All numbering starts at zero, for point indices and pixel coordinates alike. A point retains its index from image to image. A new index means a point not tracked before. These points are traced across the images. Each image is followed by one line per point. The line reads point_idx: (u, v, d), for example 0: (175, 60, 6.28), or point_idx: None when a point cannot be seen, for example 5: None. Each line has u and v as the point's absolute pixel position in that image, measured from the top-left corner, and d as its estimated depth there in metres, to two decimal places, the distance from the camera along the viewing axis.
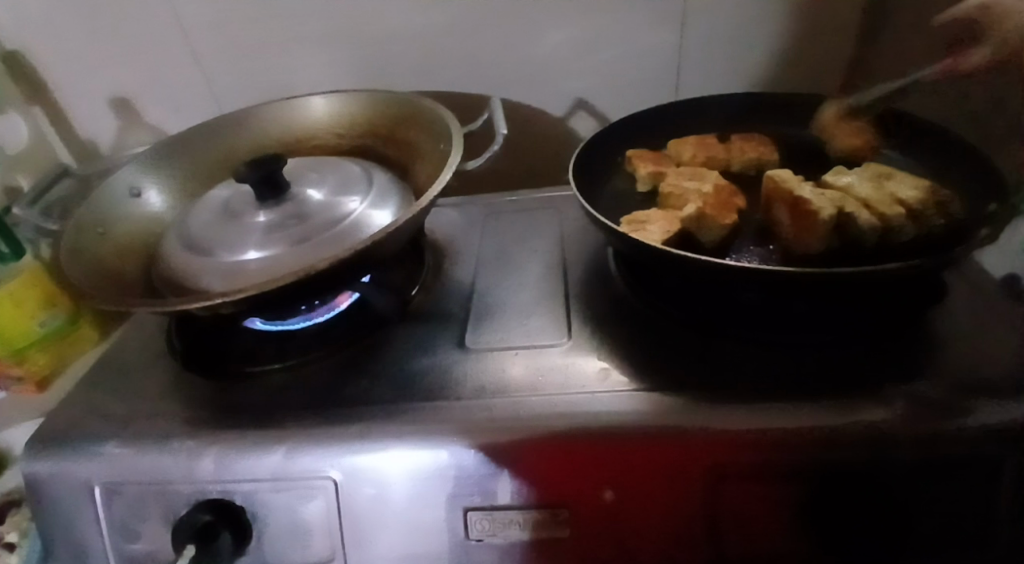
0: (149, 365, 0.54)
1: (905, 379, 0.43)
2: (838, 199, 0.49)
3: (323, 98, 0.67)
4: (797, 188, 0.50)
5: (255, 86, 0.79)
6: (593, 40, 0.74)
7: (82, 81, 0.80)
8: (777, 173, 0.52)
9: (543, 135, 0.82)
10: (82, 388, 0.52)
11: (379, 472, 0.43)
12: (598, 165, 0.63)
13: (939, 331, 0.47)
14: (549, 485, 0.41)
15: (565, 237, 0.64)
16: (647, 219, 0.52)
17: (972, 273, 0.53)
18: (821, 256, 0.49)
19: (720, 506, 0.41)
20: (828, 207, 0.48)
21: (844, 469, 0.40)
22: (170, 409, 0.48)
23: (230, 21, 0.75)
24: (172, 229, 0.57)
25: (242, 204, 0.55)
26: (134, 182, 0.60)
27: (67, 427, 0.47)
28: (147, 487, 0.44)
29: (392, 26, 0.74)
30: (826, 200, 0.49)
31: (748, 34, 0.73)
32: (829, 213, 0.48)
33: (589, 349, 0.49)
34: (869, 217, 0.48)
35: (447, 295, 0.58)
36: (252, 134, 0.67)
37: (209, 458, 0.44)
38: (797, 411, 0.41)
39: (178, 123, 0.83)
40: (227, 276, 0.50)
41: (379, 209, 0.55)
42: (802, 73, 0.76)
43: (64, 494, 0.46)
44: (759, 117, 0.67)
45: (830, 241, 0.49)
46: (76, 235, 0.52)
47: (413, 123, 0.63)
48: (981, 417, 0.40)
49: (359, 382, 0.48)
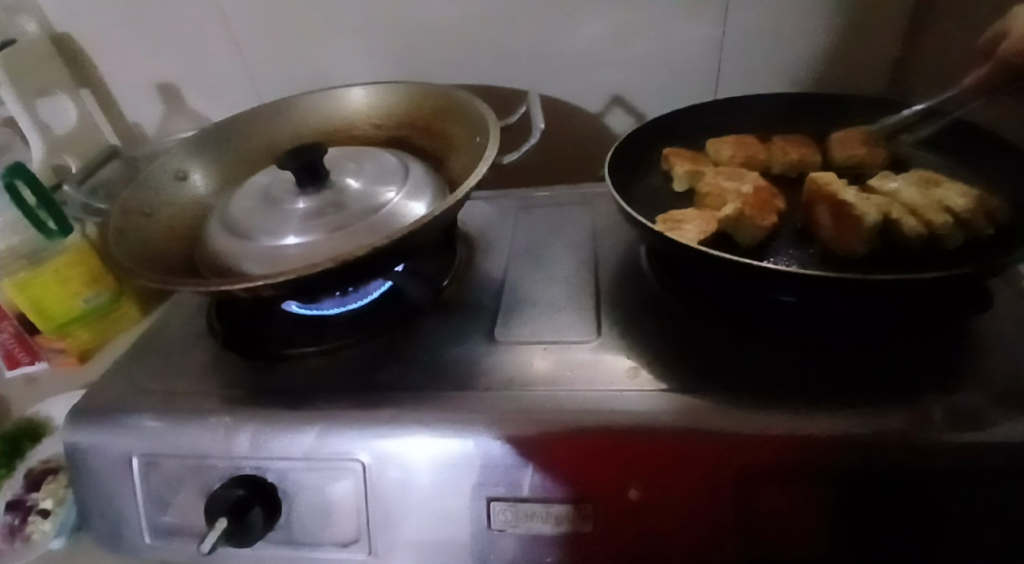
0: (187, 344, 0.55)
1: (944, 388, 0.42)
2: (883, 204, 0.48)
3: (363, 89, 0.68)
4: (841, 191, 0.49)
5: (296, 75, 0.81)
6: (633, 36, 0.74)
7: (130, 66, 0.82)
8: (820, 175, 0.51)
9: (577, 131, 0.82)
10: (124, 364, 0.53)
11: (407, 457, 0.43)
12: (634, 163, 0.63)
13: (981, 342, 0.46)
14: (575, 479, 0.42)
15: (598, 234, 0.64)
16: (683, 218, 0.52)
17: (1016, 284, 0.51)
18: (862, 257, 0.48)
19: (749, 508, 0.41)
20: (872, 212, 0.47)
21: (878, 477, 0.39)
22: (207, 387, 0.49)
23: (274, 10, 0.76)
24: (214, 213, 0.59)
25: (282, 190, 0.56)
26: (179, 166, 0.62)
27: (109, 400, 0.49)
28: (184, 462, 0.46)
29: (432, 19, 0.75)
30: (871, 204, 0.48)
31: (791, 35, 0.72)
32: (872, 217, 0.47)
33: (619, 346, 0.49)
34: (915, 223, 0.47)
35: (478, 287, 0.58)
36: (293, 123, 0.68)
37: (244, 436, 0.45)
38: (831, 417, 0.40)
39: (219, 110, 0.84)
40: (267, 260, 0.51)
41: (415, 200, 0.55)
42: (844, 76, 0.75)
43: (104, 465, 0.47)
44: (799, 118, 0.66)
45: (872, 244, 0.48)
46: (122, 216, 0.54)
47: (451, 115, 0.63)
48: (1022, 431, 0.39)
49: (390, 368, 0.49)
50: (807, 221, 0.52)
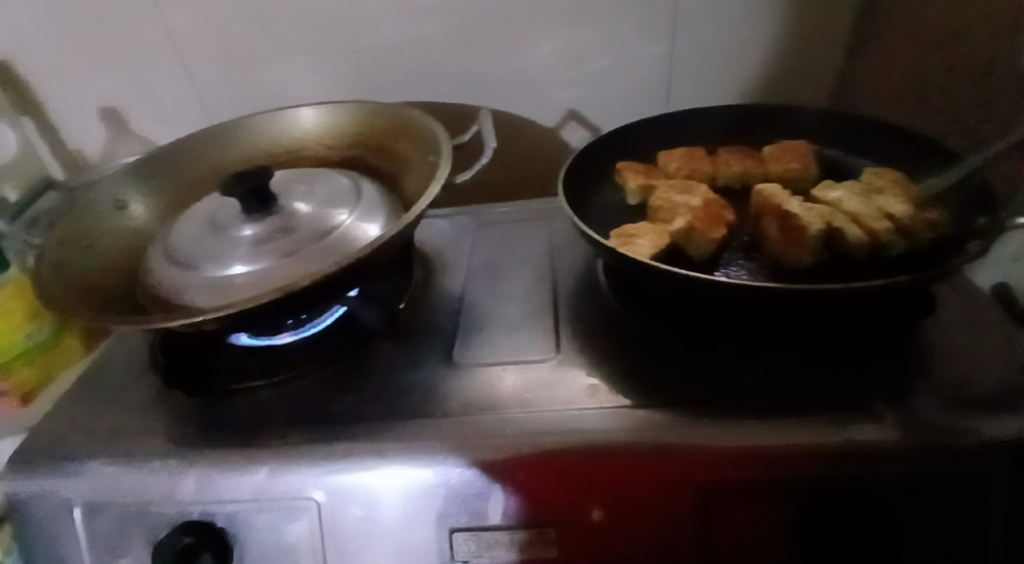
0: (133, 380, 0.53)
1: (896, 395, 0.42)
2: (827, 215, 0.49)
3: (312, 109, 0.67)
4: (787, 205, 0.50)
5: (246, 96, 0.79)
6: (585, 50, 0.74)
7: (71, 91, 0.79)
8: (765, 189, 0.53)
9: (534, 146, 0.81)
10: (65, 405, 0.51)
11: (365, 491, 0.42)
12: (589, 177, 0.63)
13: (930, 346, 0.47)
14: (537, 504, 0.41)
15: (556, 249, 0.64)
16: (637, 232, 0.52)
17: (963, 287, 0.52)
18: (811, 270, 0.48)
19: (709, 524, 0.40)
20: (817, 223, 0.48)
21: (833, 486, 0.39)
22: (153, 426, 0.47)
23: (221, 31, 0.74)
24: (158, 241, 0.57)
25: (229, 217, 0.54)
26: (119, 196, 0.60)
27: (48, 444, 0.47)
28: (129, 508, 0.44)
29: (383, 36, 0.74)
30: (817, 216, 0.49)
31: (740, 45, 0.73)
32: (818, 228, 0.48)
33: (577, 364, 0.49)
34: (858, 232, 0.48)
35: (436, 309, 0.57)
36: (240, 146, 0.66)
37: (191, 478, 0.43)
38: (786, 429, 0.41)
39: (167, 134, 0.82)
40: (214, 290, 0.49)
41: (367, 222, 0.54)
42: (794, 84, 0.76)
43: (44, 513, 0.45)
44: (750, 128, 0.67)
45: (819, 256, 0.49)
46: (59, 250, 0.52)
47: (403, 134, 0.62)
48: (970, 435, 0.39)
49: (344, 398, 0.48)
50: (756, 235, 0.53)
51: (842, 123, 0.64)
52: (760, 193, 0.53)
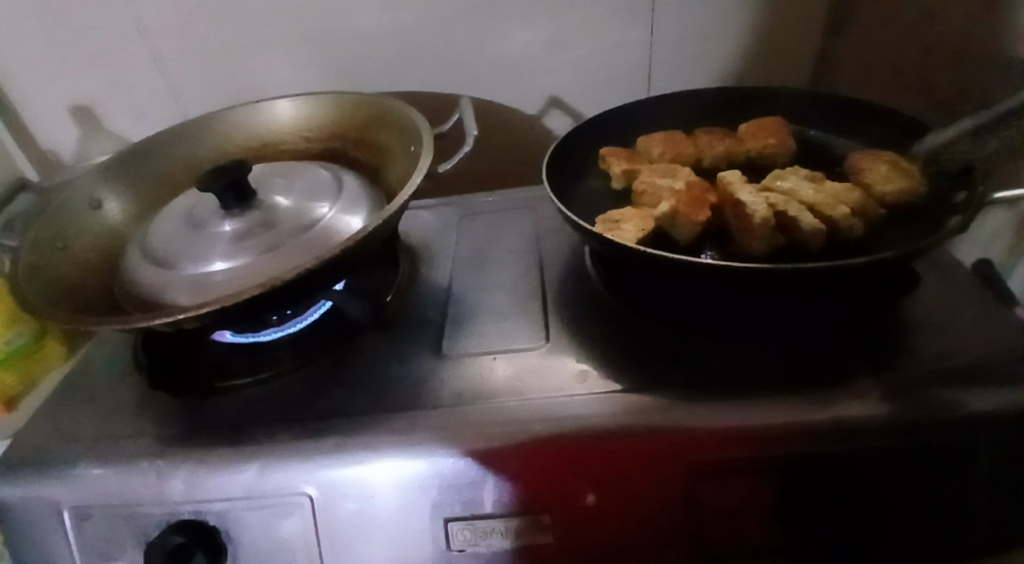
0: (116, 383, 0.52)
1: (881, 371, 0.43)
2: (781, 200, 0.49)
3: (289, 101, 0.66)
4: (737, 193, 0.51)
5: (221, 90, 0.78)
6: (565, 36, 0.73)
7: (39, 89, 0.77)
8: (726, 177, 0.54)
9: (516, 135, 0.81)
10: (48, 409, 0.50)
11: (358, 485, 0.42)
12: (572, 164, 0.63)
13: (914, 322, 0.47)
14: (529, 492, 0.41)
15: (542, 237, 0.64)
16: (622, 217, 0.52)
17: (943, 262, 0.53)
18: (769, 255, 0.49)
19: (702, 503, 0.41)
20: (764, 206, 0.48)
21: (823, 462, 0.40)
22: (138, 428, 0.47)
23: (193, 24, 0.73)
24: (135, 240, 0.56)
25: (207, 213, 0.53)
26: (94, 194, 0.59)
27: (32, 450, 0.46)
28: (117, 511, 0.43)
29: (359, 26, 0.73)
30: (767, 200, 0.49)
31: (719, 28, 0.73)
32: (766, 214, 0.48)
33: (567, 351, 0.49)
34: (812, 221, 0.47)
35: (422, 301, 0.57)
36: (216, 140, 0.65)
37: (179, 479, 0.43)
38: (774, 408, 0.41)
39: (142, 130, 0.81)
40: (194, 289, 0.49)
41: (349, 215, 0.53)
42: (772, 66, 0.76)
43: (31, 519, 0.44)
44: (730, 110, 0.67)
45: (777, 241, 0.49)
46: (33, 251, 0.51)
47: (383, 124, 0.62)
48: (951, 406, 0.40)
49: (332, 393, 0.47)
50: (721, 224, 0.53)
51: (822, 104, 0.64)
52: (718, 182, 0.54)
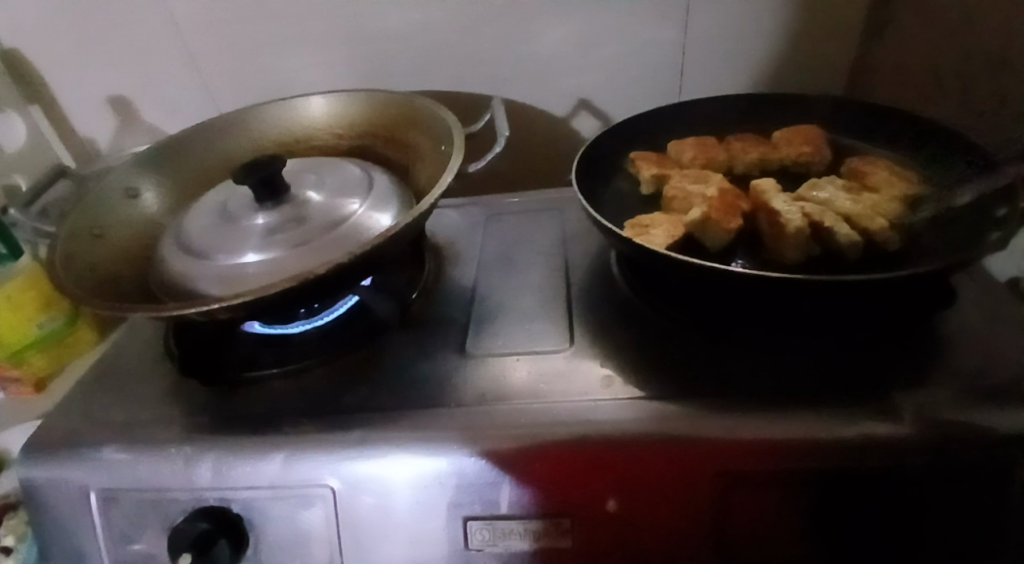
0: (146, 370, 0.53)
1: (913, 386, 0.42)
2: (816, 210, 0.49)
3: (322, 98, 0.66)
4: (772, 200, 0.50)
5: (255, 85, 0.79)
6: (597, 39, 0.73)
7: (80, 81, 0.79)
8: (759, 185, 0.53)
9: (545, 136, 0.81)
10: (80, 394, 0.51)
11: (379, 479, 0.42)
12: (601, 167, 0.62)
13: (949, 338, 0.46)
14: (548, 494, 0.41)
15: (569, 240, 0.64)
16: (652, 222, 0.51)
17: (980, 278, 0.52)
18: (802, 263, 0.48)
19: (726, 513, 0.40)
20: (799, 215, 0.48)
21: (853, 478, 0.39)
22: (168, 415, 0.47)
23: (230, 19, 0.74)
24: (169, 231, 0.57)
25: (240, 206, 0.54)
26: (130, 184, 0.60)
27: (64, 433, 0.47)
28: (145, 495, 0.44)
29: (392, 25, 0.73)
30: (802, 210, 0.49)
31: (752, 34, 0.72)
32: (801, 223, 0.47)
33: (593, 354, 0.48)
34: (848, 231, 0.47)
35: (448, 299, 0.57)
36: (250, 134, 0.66)
37: (206, 466, 0.43)
38: (803, 420, 0.40)
39: (176, 123, 0.82)
40: (226, 280, 0.49)
41: (379, 211, 0.54)
42: (806, 73, 0.75)
43: (62, 501, 0.45)
44: (763, 117, 0.66)
45: (811, 250, 0.48)
46: (71, 239, 0.52)
47: (414, 123, 0.62)
48: (984, 424, 0.39)
49: (358, 388, 0.48)
50: (754, 231, 0.52)
51: (857, 113, 0.63)
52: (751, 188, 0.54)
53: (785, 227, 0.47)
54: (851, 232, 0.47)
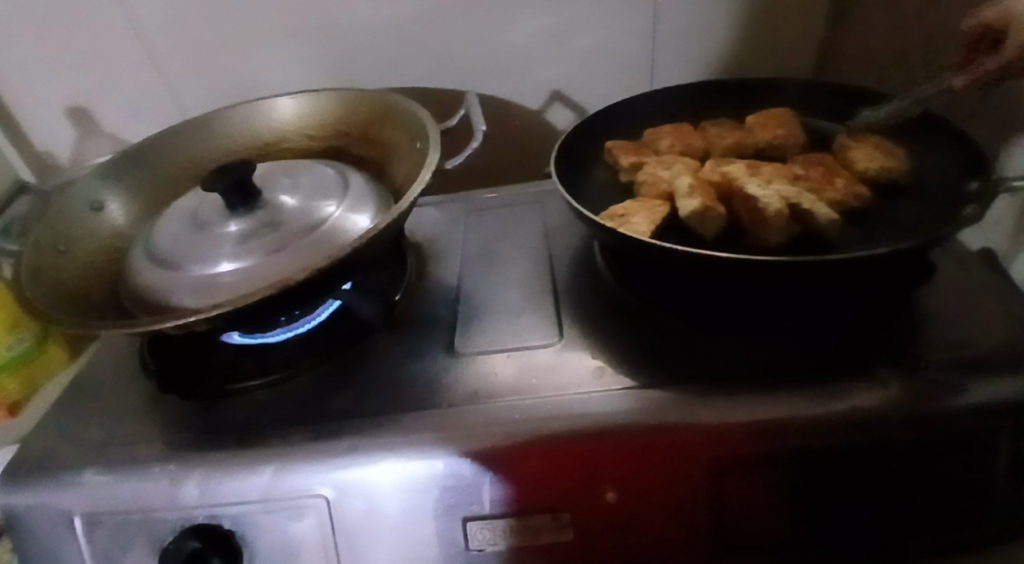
0: (123, 386, 0.52)
1: (897, 361, 0.43)
2: (792, 192, 0.49)
3: (291, 99, 0.65)
4: (747, 184, 0.50)
5: (220, 89, 0.77)
6: (567, 29, 0.73)
7: (35, 90, 0.76)
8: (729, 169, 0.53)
9: (520, 129, 0.80)
10: (54, 415, 0.50)
11: (372, 485, 0.41)
12: (579, 158, 0.62)
13: (929, 312, 0.47)
14: (543, 490, 0.40)
15: (550, 232, 0.63)
16: (627, 211, 0.51)
17: (956, 252, 0.53)
18: (786, 245, 0.49)
19: (722, 498, 0.40)
20: (777, 199, 0.48)
21: (846, 455, 0.40)
22: (149, 432, 0.46)
23: (191, 21, 0.72)
24: (139, 242, 0.55)
25: (212, 213, 0.52)
26: (95, 196, 0.58)
27: (41, 456, 0.45)
28: (129, 517, 0.42)
29: (359, 22, 0.72)
30: (780, 193, 0.49)
31: (721, 20, 0.72)
32: (779, 208, 0.47)
33: (582, 347, 0.48)
34: (826, 211, 0.47)
35: (432, 298, 0.56)
36: (218, 139, 0.64)
37: (193, 483, 0.42)
38: (794, 401, 0.41)
39: (139, 130, 0.80)
40: (201, 291, 0.48)
41: (357, 213, 0.53)
42: (776, 57, 0.76)
43: (43, 527, 0.44)
44: (737, 102, 0.67)
45: (793, 231, 0.49)
46: (35, 255, 0.50)
47: (386, 121, 0.61)
48: (967, 395, 0.40)
49: (345, 393, 0.47)
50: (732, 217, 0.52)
51: (828, 95, 0.64)
52: (719, 173, 0.53)
53: (765, 212, 0.48)
54: (830, 211, 0.48)
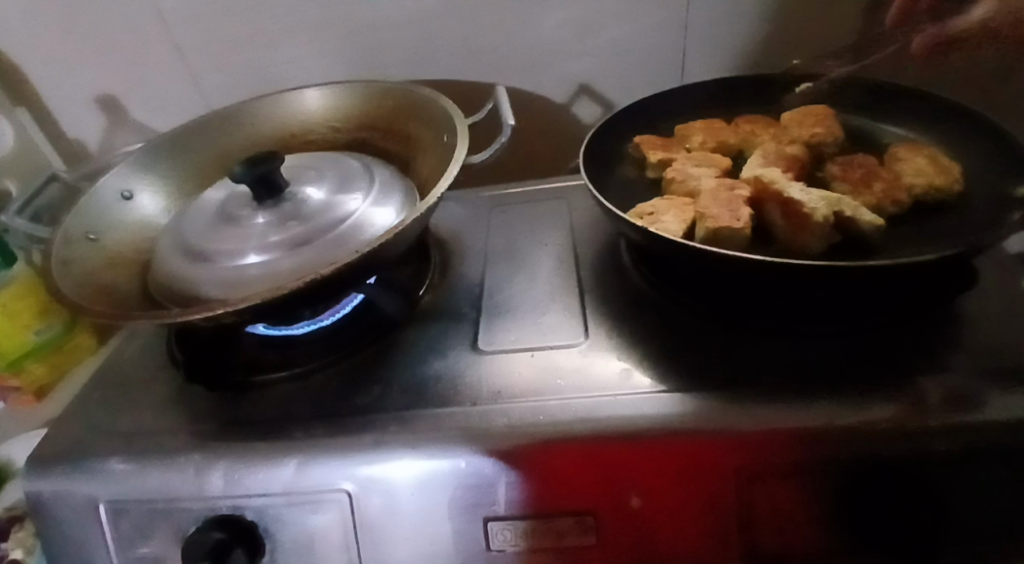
0: (150, 376, 0.52)
1: (934, 370, 0.41)
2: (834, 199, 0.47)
3: (317, 91, 0.65)
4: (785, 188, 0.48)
5: (247, 80, 0.77)
6: (597, 23, 0.72)
7: (65, 80, 0.77)
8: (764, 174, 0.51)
9: (546, 124, 0.80)
10: (82, 403, 0.50)
11: (393, 482, 0.41)
12: (607, 154, 0.61)
13: (969, 321, 0.46)
14: (565, 492, 0.40)
15: (576, 229, 0.62)
16: (656, 210, 0.50)
17: (997, 258, 0.51)
18: (825, 253, 0.47)
19: (750, 506, 0.40)
20: (822, 204, 0.46)
21: (880, 465, 0.38)
22: (174, 423, 0.46)
23: (219, 11, 0.72)
24: (166, 232, 0.55)
25: (238, 205, 0.52)
26: (125, 186, 0.58)
27: (70, 443, 0.46)
28: (155, 506, 0.43)
29: (386, 13, 0.72)
30: (821, 197, 0.47)
31: (754, 15, 0.71)
32: (826, 213, 0.46)
33: (607, 347, 0.47)
34: (870, 217, 0.47)
35: (456, 294, 0.56)
36: (246, 131, 0.64)
37: (218, 474, 0.42)
38: (826, 409, 0.39)
39: (167, 121, 0.80)
40: (228, 284, 0.48)
41: (382, 206, 0.53)
42: (811, 53, 0.74)
43: (70, 514, 0.44)
44: (769, 99, 0.65)
45: (832, 239, 0.47)
46: (66, 244, 0.50)
47: (413, 114, 0.61)
48: (1007, 403, 0.38)
49: (369, 389, 0.47)
50: (761, 221, 0.51)
51: (865, 92, 0.62)
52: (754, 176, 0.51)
53: (810, 217, 0.46)
54: (873, 217, 0.47)
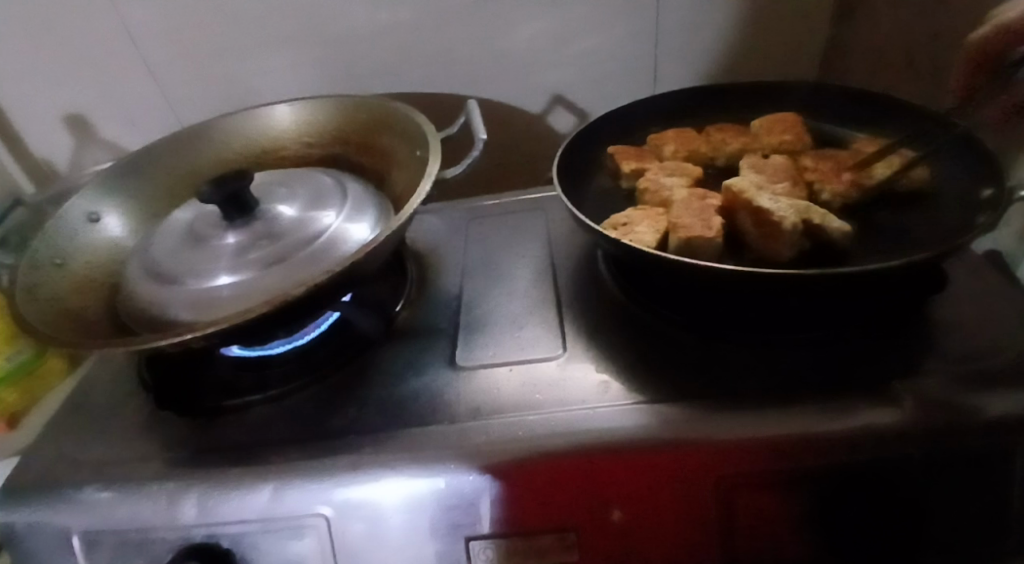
0: (122, 402, 0.51)
1: (907, 375, 0.42)
2: (803, 207, 0.48)
3: (288, 106, 0.64)
4: (755, 197, 0.49)
5: (218, 96, 0.76)
6: (568, 33, 0.72)
7: (31, 99, 0.75)
8: (734, 183, 0.51)
9: (521, 134, 0.80)
10: (51, 431, 0.49)
11: (371, 505, 0.41)
12: (582, 164, 0.61)
13: (941, 324, 0.46)
14: (544, 509, 0.40)
15: (553, 240, 0.62)
16: (630, 221, 0.51)
17: (966, 260, 0.52)
18: (797, 259, 0.47)
19: (730, 516, 0.40)
20: (791, 213, 0.46)
21: (857, 472, 0.39)
22: (147, 450, 0.45)
23: (188, 27, 0.71)
24: (135, 254, 0.54)
25: (208, 226, 0.52)
26: (92, 208, 0.57)
27: (39, 475, 0.45)
28: (127, 536, 0.42)
29: (356, 27, 0.71)
30: (791, 206, 0.47)
31: (723, 22, 0.71)
32: (795, 222, 0.46)
33: (586, 360, 0.47)
34: (839, 224, 0.47)
35: (433, 309, 0.55)
36: (216, 148, 0.63)
37: (190, 503, 0.41)
38: (804, 417, 0.40)
39: (137, 138, 0.79)
40: (198, 306, 0.47)
41: (355, 222, 0.52)
42: (781, 58, 0.74)
43: (38, 547, 0.43)
44: (741, 106, 0.66)
45: (803, 246, 0.48)
46: (31, 271, 0.49)
47: (386, 128, 0.60)
48: (979, 407, 0.39)
49: (346, 410, 0.46)
50: (732, 229, 0.51)
51: (834, 97, 0.63)
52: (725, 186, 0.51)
53: (780, 226, 0.46)
54: (843, 224, 0.47)
